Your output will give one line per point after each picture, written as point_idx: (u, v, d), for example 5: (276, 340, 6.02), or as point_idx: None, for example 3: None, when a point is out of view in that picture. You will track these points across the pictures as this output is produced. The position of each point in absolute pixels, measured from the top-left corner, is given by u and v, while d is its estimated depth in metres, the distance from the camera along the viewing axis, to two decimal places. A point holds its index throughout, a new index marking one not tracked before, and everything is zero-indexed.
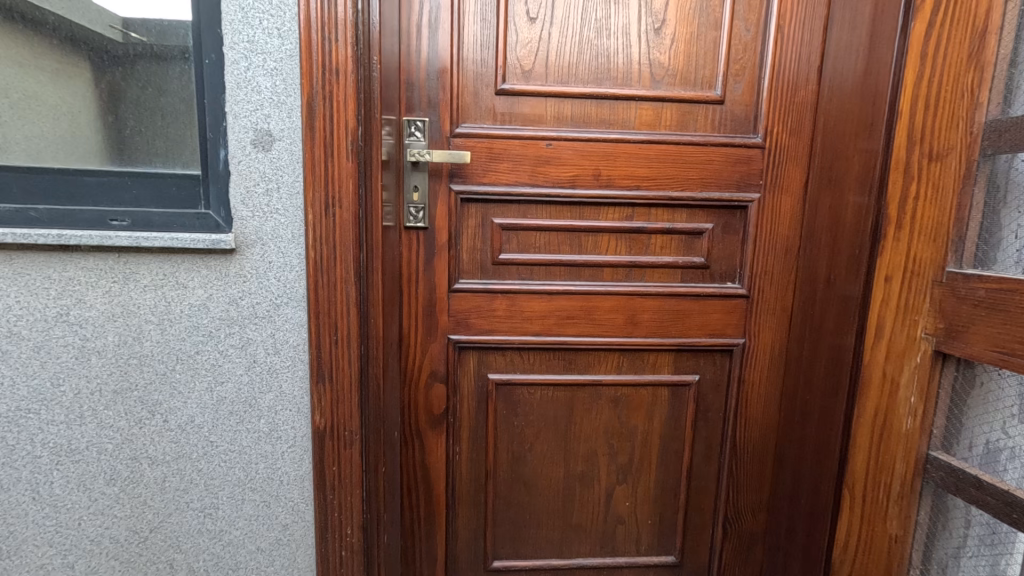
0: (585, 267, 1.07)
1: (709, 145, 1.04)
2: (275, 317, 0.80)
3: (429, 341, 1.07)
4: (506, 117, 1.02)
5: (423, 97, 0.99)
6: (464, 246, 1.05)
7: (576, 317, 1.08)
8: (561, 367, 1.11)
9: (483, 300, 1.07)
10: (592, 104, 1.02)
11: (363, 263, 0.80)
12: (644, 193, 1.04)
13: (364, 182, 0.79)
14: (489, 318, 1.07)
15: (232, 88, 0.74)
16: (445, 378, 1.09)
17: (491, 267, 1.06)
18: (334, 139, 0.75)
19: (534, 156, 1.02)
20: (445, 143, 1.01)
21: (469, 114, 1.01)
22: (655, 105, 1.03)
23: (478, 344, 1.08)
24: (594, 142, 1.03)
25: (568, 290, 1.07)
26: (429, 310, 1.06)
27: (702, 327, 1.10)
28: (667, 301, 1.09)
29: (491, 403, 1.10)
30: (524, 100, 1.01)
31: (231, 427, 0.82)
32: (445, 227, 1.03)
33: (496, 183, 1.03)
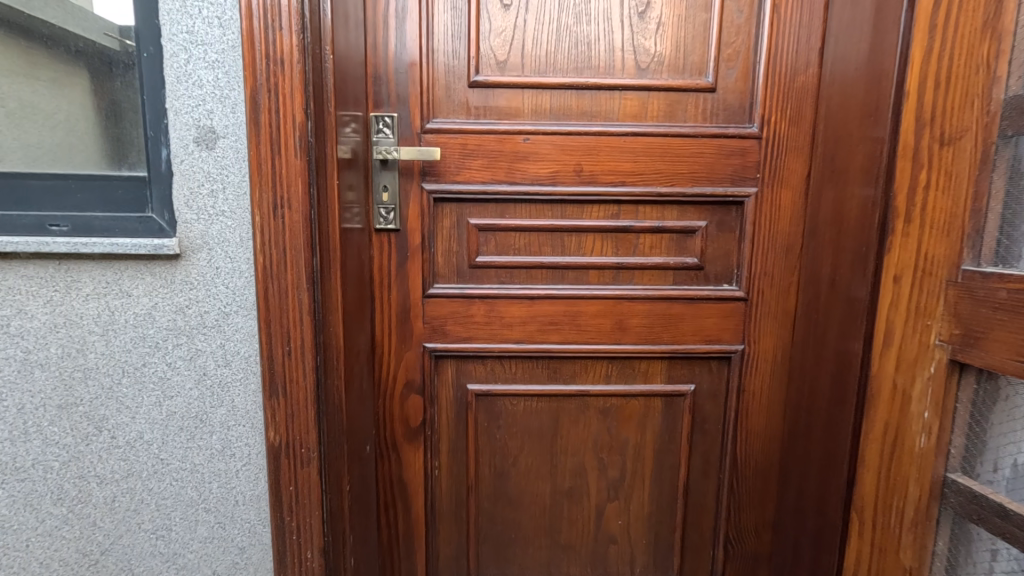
0: (569, 269, 1.00)
1: (700, 137, 0.96)
2: (225, 327, 0.75)
3: (404, 349, 1.01)
4: (481, 111, 0.96)
5: (392, 91, 0.94)
6: (438, 249, 0.99)
7: (559, 323, 1.01)
8: (545, 376, 1.04)
9: (459, 306, 1.00)
10: (573, 95, 0.95)
11: (319, 266, 0.75)
12: (630, 189, 0.97)
13: (318, 181, 0.74)
14: (466, 325, 1.01)
15: (172, 82, 0.70)
16: (421, 389, 1.03)
17: (468, 271, 1.00)
18: (282, 135, 0.70)
19: (511, 151, 0.96)
20: (416, 140, 0.95)
21: (441, 108, 0.95)
22: (640, 95, 0.96)
23: (455, 352, 1.01)
24: (576, 135, 0.96)
25: (550, 294, 1.00)
26: (403, 316, 1.00)
27: (697, 333, 1.02)
28: (658, 305, 1.01)
29: (470, 414, 1.04)
30: (499, 93, 0.95)
31: (182, 445, 0.78)
32: (418, 229, 0.97)
33: (470, 181, 0.97)
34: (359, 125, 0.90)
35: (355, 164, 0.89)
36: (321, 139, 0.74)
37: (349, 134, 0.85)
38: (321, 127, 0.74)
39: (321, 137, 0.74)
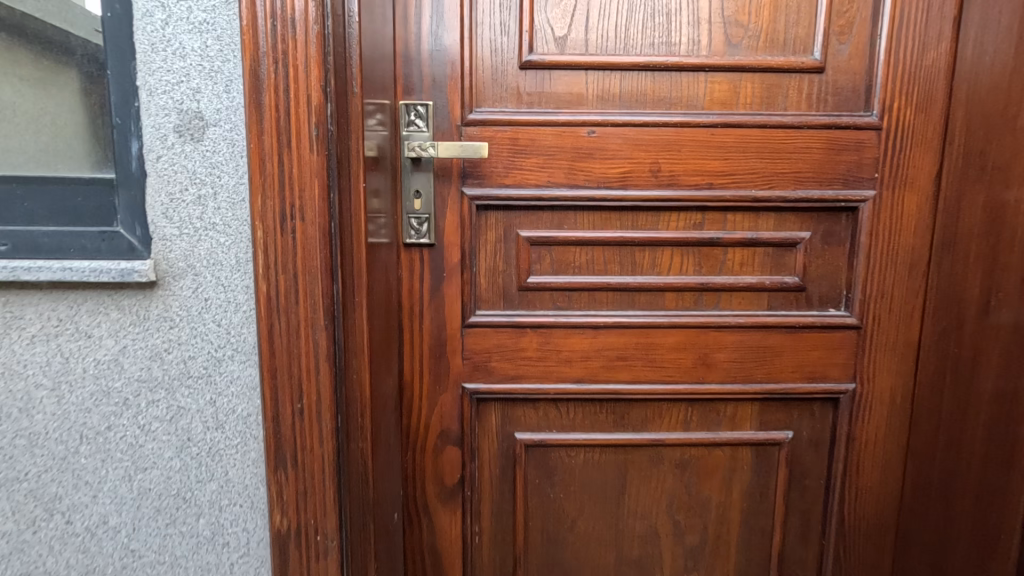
0: (640, 292, 0.82)
1: (805, 128, 0.78)
2: (216, 377, 0.57)
3: (438, 390, 0.83)
4: (534, 99, 0.78)
5: (426, 75, 0.76)
6: (481, 267, 0.81)
7: (629, 358, 0.82)
8: (610, 422, 0.85)
9: (507, 337, 0.82)
10: (648, 78, 0.77)
11: (342, 297, 0.57)
12: (717, 193, 0.79)
13: (341, 184, 0.56)
14: (515, 361, 0.82)
15: (145, 51, 0.52)
16: (459, 439, 0.84)
17: (517, 295, 0.82)
18: (293, 122, 0.52)
19: (571, 148, 0.78)
20: (455, 134, 0.78)
21: (486, 95, 0.78)
22: (731, 77, 0.78)
23: (501, 394, 0.83)
24: (652, 127, 0.78)
25: (617, 323, 0.81)
26: (438, 350, 0.82)
27: (797, 370, 0.83)
28: (750, 335, 0.82)
29: (519, 470, 0.85)
30: (557, 76, 0.77)
31: (164, 534, 0.59)
32: (457, 244, 0.79)
33: (521, 185, 0.78)
34: (386, 116, 0.72)
35: (381, 165, 0.71)
36: (345, 129, 0.56)
37: (375, 127, 0.68)
38: (345, 114, 0.56)
39: (345, 125, 0.56)
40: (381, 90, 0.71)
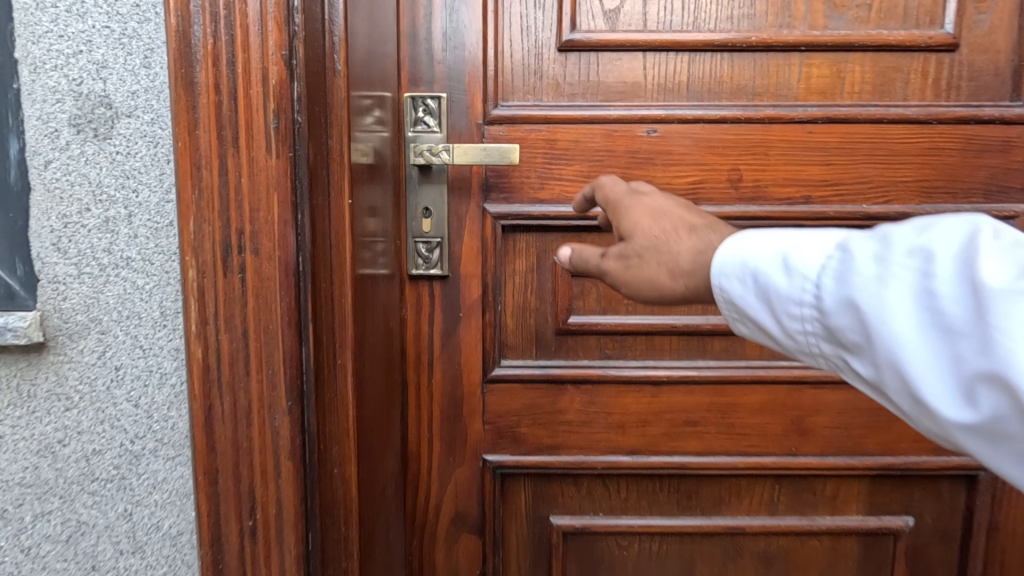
0: (713, 335, 0.63)
1: (933, 123, 0.59)
2: (134, 481, 0.39)
3: (453, 462, 0.64)
4: (577, 89, 0.61)
5: (438, 59, 0.59)
6: (507, 305, 0.63)
7: (699, 422, 0.64)
8: (673, 503, 0.66)
9: (541, 395, 0.63)
10: (724, 61, 0.60)
11: (315, 364, 0.39)
12: (816, 209, 0.60)
13: (315, 200, 0.38)
14: (551, 425, 0.64)
15: (25, 5, 0.35)
16: (479, 524, 0.66)
17: (554, 340, 0.64)
18: (241, 109, 0.35)
19: (626, 152, 0.60)
20: (475, 135, 0.60)
21: (516, 86, 0.60)
22: (833, 59, 0.60)
23: (533, 468, 0.64)
24: (729, 125, 0.60)
25: (684, 375, 0.63)
26: (452, 411, 0.64)
27: (921, 439, 0.64)
28: (858, 393, 0.63)
29: (556, 566, 0.66)
30: (606, 60, 0.60)
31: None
32: (477, 275, 0.62)
33: (560, 199, 0.61)
34: (384, 110, 0.55)
35: (377, 176, 0.54)
36: (321, 122, 0.39)
37: (364, 126, 0.52)
38: (322, 100, 0.39)
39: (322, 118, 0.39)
40: (378, 78, 0.54)
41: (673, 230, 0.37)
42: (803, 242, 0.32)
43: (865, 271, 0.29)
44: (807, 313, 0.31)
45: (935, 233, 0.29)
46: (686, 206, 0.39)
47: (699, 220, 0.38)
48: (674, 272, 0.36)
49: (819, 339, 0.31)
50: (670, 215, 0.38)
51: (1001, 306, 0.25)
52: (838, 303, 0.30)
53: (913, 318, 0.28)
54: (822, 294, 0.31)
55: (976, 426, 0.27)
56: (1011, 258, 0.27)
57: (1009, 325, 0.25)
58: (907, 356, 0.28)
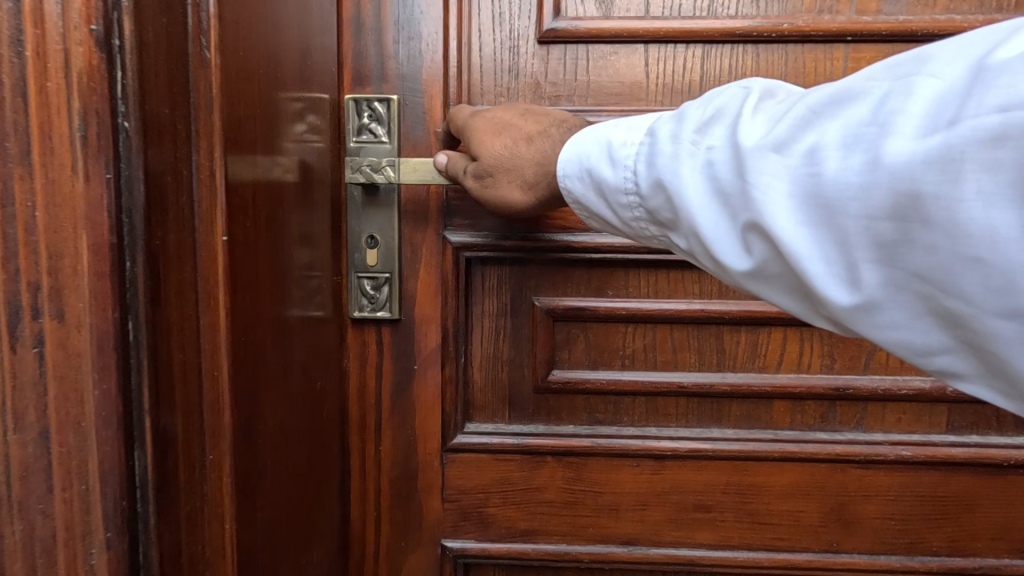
0: (731, 397, 0.51)
1: None
2: None
3: (405, 548, 0.52)
4: (562, 90, 0.49)
5: (388, 52, 0.48)
6: (474, 357, 0.51)
7: (712, 507, 0.51)
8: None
9: (514, 467, 0.51)
10: (748, 55, 0.48)
11: (153, 476, 0.28)
12: None
13: (154, 244, 0.27)
14: (527, 505, 0.51)
15: None
16: None
17: (532, 399, 0.51)
18: (35, 106, 0.23)
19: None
20: (433, 147, 0.49)
21: (486, 86, 0.49)
22: (888, 52, 0.47)
23: (503, 558, 0.52)
24: None
25: (694, 448, 0.50)
26: (405, 485, 0.52)
27: (1000, 536, 0.50)
28: (917, 475, 0.50)
29: None
30: (599, 54, 0.49)
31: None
32: (435, 319, 0.50)
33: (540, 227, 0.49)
34: (319, 117, 0.44)
35: (309, 202, 0.43)
36: (171, 131, 0.27)
37: (292, 137, 0.40)
38: (177, 101, 0.28)
39: (176, 127, 0.28)
40: (310, 75, 0.43)
41: (514, 145, 0.40)
42: (622, 129, 0.34)
43: (664, 150, 0.30)
44: (631, 197, 0.33)
45: (718, 102, 0.30)
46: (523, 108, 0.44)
47: (539, 119, 0.42)
48: (525, 184, 0.40)
49: (647, 223, 0.33)
50: (508, 125, 0.42)
51: (753, 165, 0.26)
52: (648, 182, 0.31)
53: (700, 185, 0.29)
54: (638, 173, 0.32)
55: (757, 272, 0.28)
56: (767, 117, 0.27)
57: (763, 190, 0.26)
58: (696, 220, 0.29)
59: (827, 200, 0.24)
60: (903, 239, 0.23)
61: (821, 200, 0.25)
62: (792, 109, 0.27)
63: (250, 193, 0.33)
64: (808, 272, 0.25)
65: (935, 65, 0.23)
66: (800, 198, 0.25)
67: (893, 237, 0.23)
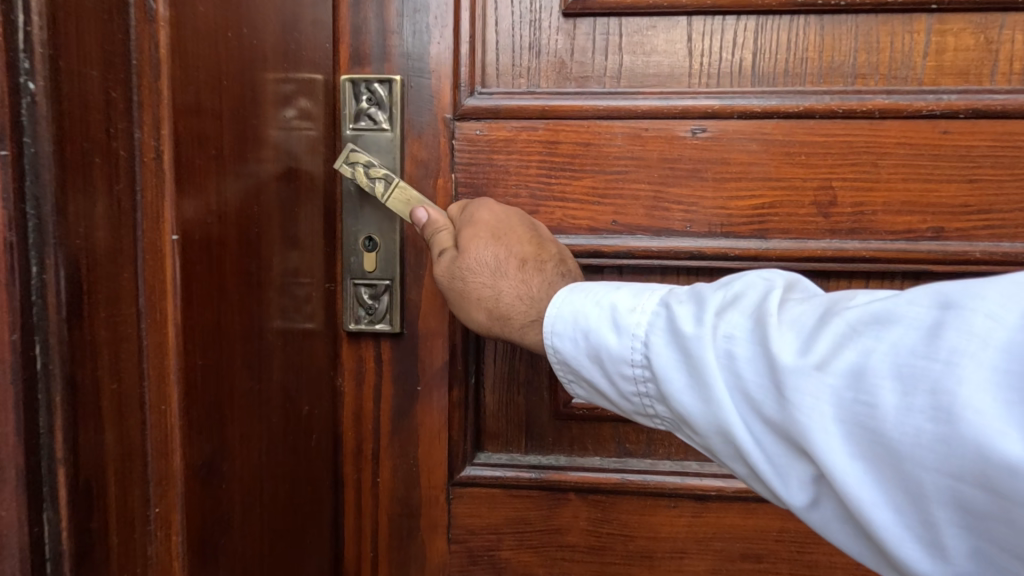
0: None
1: None
2: None
3: None
4: (591, 70, 0.42)
5: (390, 26, 0.42)
6: (487, 377, 0.45)
7: (764, 558, 0.43)
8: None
9: (531, 505, 0.44)
10: (809, 27, 0.41)
11: (71, 548, 0.22)
12: (954, 247, 0.40)
13: (74, 247, 0.22)
14: (546, 550, 0.44)
15: None
16: None
17: (553, 427, 0.45)
18: None
19: (659, 161, 0.41)
20: (441, 135, 0.42)
21: (502, 66, 0.43)
22: (980, 22, 0.40)
23: None
24: (815, 121, 0.40)
25: (743, 488, 0.43)
26: (406, 524, 0.45)
27: None
28: None
29: None
30: (634, 27, 0.42)
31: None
32: (443, 334, 0.43)
33: (564, 228, 0.42)
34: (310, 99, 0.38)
35: (297, 203, 0.37)
36: (102, 103, 0.22)
37: (277, 118, 0.34)
38: (112, 63, 0.23)
39: (113, 96, 0.23)
40: (300, 49, 0.37)
41: (504, 264, 0.35)
42: (625, 293, 0.29)
43: (680, 337, 0.25)
44: (638, 373, 0.27)
45: (733, 291, 0.26)
46: (530, 222, 0.38)
47: (540, 245, 0.37)
48: (493, 312, 0.35)
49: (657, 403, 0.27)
50: (508, 235, 0.36)
51: (796, 389, 0.22)
52: (661, 366, 0.26)
53: (730, 392, 0.24)
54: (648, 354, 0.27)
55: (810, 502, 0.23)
56: (798, 327, 0.23)
57: (813, 423, 0.21)
58: (727, 429, 0.24)
59: (893, 449, 0.20)
60: (996, 516, 0.18)
61: (880, 442, 0.20)
62: (829, 322, 0.22)
63: (216, 184, 0.28)
64: (877, 523, 0.21)
65: (993, 300, 0.19)
66: (853, 433, 0.21)
67: (981, 506, 0.19)
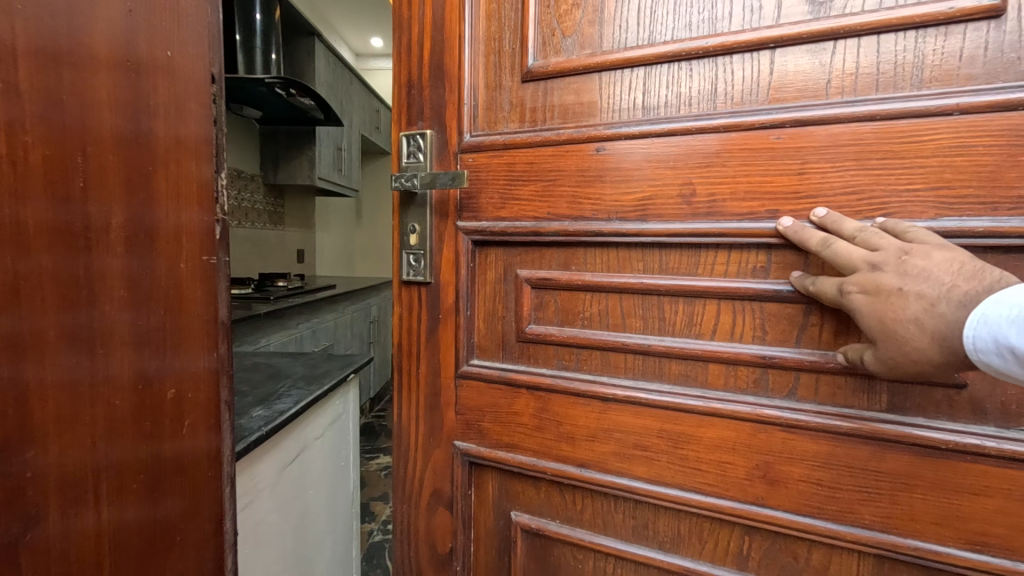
0: (670, 358, 0.60)
1: (957, 114, 0.46)
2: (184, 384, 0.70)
3: (432, 444, 0.75)
4: (539, 114, 0.65)
5: (425, 101, 0.71)
6: (477, 312, 0.71)
7: (648, 448, 0.61)
8: (627, 527, 0.64)
9: (501, 395, 0.69)
10: (682, 71, 0.57)
11: None
12: (785, 223, 0.52)
13: None
14: (509, 425, 0.69)
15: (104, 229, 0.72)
16: (452, 504, 0.74)
17: (517, 347, 0.69)
18: None
19: (576, 171, 0.62)
20: (451, 163, 0.70)
21: (486, 117, 0.68)
22: (813, 51, 0.52)
23: (494, 462, 0.71)
24: (680, 137, 0.57)
25: (633, 396, 0.61)
26: (433, 399, 0.74)
27: (945, 522, 0.49)
28: (848, 449, 0.52)
29: (514, 557, 0.71)
30: (564, 84, 0.64)
31: (268, 551, 0.77)
32: (452, 283, 0.71)
33: (519, 217, 0.66)
34: (156, 88, 0.39)
35: (150, 183, 0.39)
36: None
37: (113, 108, 0.35)
38: None
39: None
40: (141, 52, 0.38)
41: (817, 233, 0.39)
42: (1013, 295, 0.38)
43: None
44: None
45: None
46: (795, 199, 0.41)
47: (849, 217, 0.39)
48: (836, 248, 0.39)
49: None
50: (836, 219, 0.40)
51: None
52: None
53: None
54: None
55: None
56: None
57: None
58: None
59: None
60: None
61: None
62: None
63: (17, 142, 0.29)
64: None
65: None
66: None
67: None
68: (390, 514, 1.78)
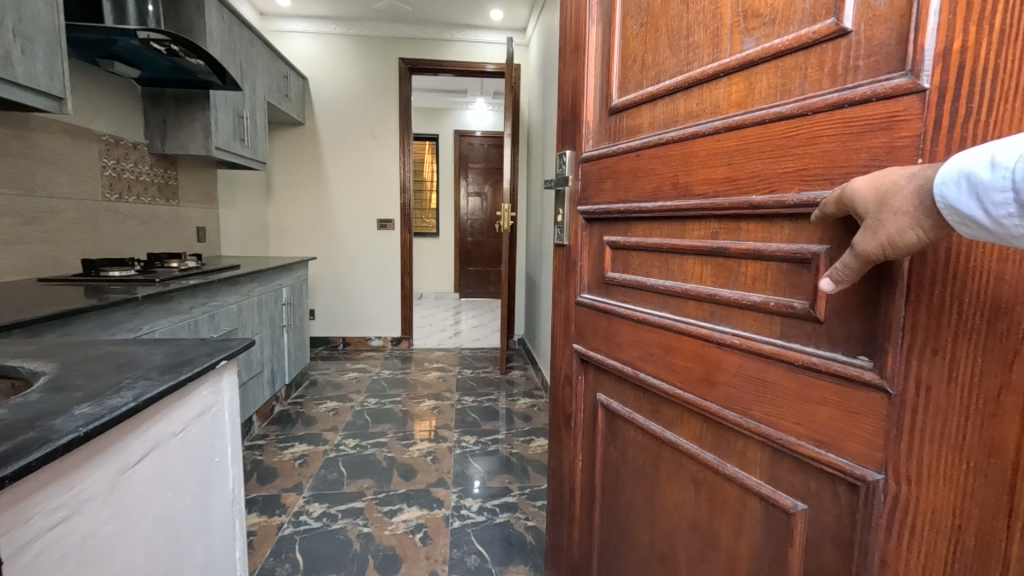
0: (670, 297, 0.86)
1: (810, 117, 0.61)
2: (105, 405, 0.77)
3: (567, 345, 1.19)
4: (616, 133, 0.98)
5: (569, 132, 1.14)
6: (586, 263, 1.10)
7: (655, 354, 0.89)
8: (646, 410, 0.93)
9: (591, 315, 1.08)
10: (680, 98, 0.82)
11: None
12: (719, 201, 0.74)
13: None
14: (595, 333, 1.07)
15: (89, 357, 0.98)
16: (572, 384, 1.17)
17: (603, 285, 1.05)
18: None
19: (628, 168, 0.94)
20: (576, 168, 1.11)
21: (592, 139, 1.06)
22: (747, 73, 0.70)
23: (591, 359, 1.08)
24: (672, 144, 0.82)
25: (647, 320, 0.90)
26: (566, 317, 1.19)
27: (801, 423, 0.64)
28: (749, 362, 0.71)
29: (598, 423, 1.07)
30: (628, 113, 0.95)
31: (95, 563, 0.74)
32: (575, 244, 1.13)
33: (604, 201, 1.01)
34: None
35: None
36: None
37: None
38: None
39: None
40: None
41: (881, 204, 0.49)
42: (974, 157, 0.42)
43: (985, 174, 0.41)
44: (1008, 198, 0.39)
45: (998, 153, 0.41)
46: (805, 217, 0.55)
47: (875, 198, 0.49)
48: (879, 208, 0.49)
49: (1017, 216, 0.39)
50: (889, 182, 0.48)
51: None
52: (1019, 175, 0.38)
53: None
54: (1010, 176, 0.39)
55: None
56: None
57: None
58: None
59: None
60: None
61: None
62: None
63: None
64: None
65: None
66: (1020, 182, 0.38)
67: None
68: (301, 506, 2.13)
